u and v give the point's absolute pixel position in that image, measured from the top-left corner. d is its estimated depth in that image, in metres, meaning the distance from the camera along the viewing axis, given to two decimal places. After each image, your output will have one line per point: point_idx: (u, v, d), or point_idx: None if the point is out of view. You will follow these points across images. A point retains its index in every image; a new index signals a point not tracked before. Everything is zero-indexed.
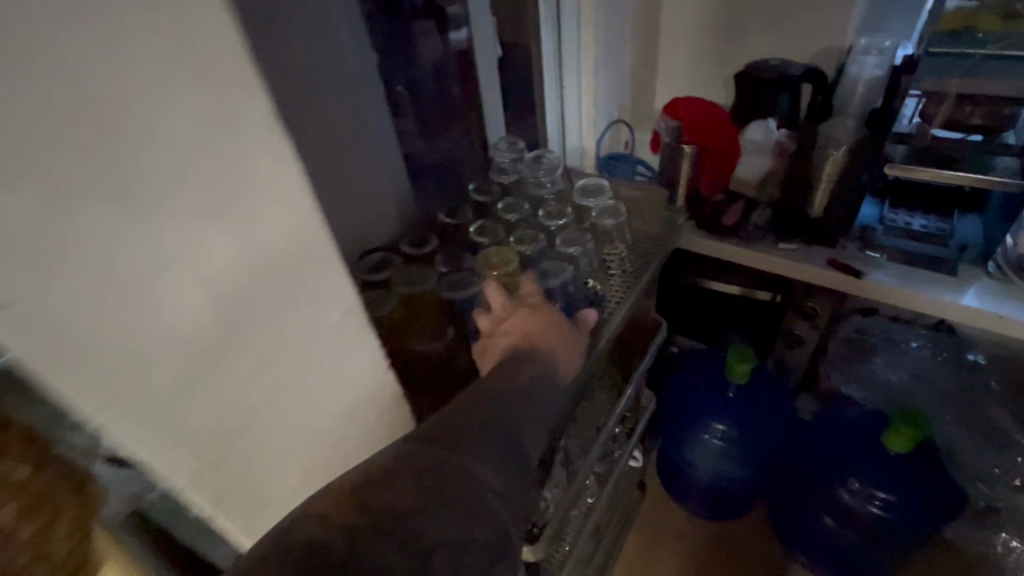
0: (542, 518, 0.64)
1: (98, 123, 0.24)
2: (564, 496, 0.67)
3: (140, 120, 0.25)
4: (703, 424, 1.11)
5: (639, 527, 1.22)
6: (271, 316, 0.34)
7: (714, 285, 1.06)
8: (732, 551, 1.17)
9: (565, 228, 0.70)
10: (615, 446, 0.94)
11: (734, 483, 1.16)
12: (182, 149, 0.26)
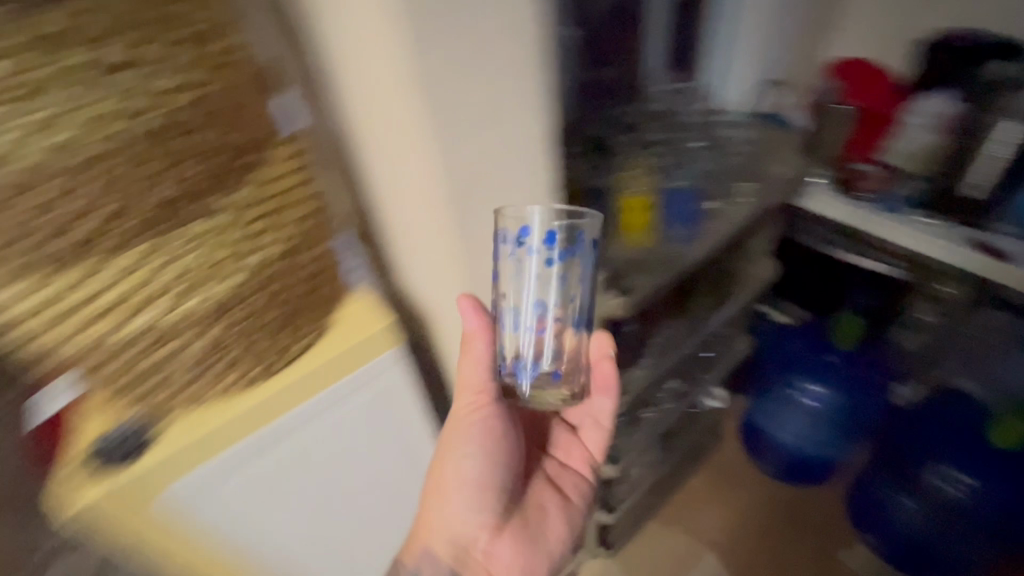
0: (627, 384, 0.78)
1: None
2: (653, 371, 0.80)
3: None
4: (798, 384, 1.16)
5: (709, 471, 1.32)
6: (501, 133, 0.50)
7: (838, 252, 1.11)
8: (795, 511, 1.23)
9: (700, 153, 0.82)
10: (701, 372, 1.02)
11: (814, 452, 1.20)
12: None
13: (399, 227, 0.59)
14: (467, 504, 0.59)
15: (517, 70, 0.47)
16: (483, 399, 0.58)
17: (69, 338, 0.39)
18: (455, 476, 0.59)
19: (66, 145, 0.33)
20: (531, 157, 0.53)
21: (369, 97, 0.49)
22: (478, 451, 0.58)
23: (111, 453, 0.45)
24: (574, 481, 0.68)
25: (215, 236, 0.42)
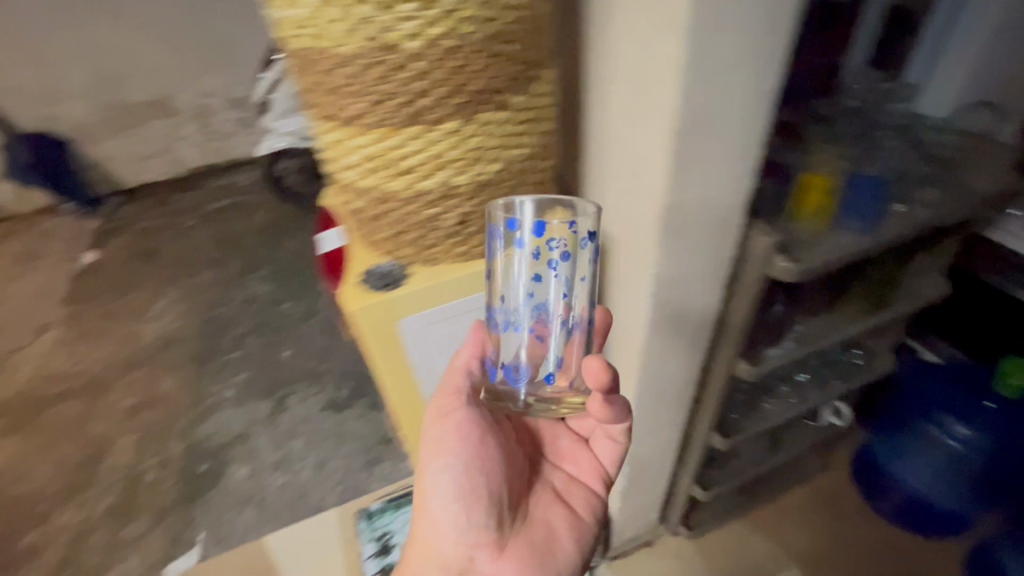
0: (763, 360, 0.81)
1: None
2: (785, 355, 0.82)
3: None
4: (941, 421, 1.16)
5: (813, 490, 1.31)
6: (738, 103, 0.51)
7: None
8: (904, 557, 1.20)
9: (894, 144, 0.84)
10: (834, 379, 1.01)
11: (944, 502, 1.19)
12: None
13: (614, 172, 0.64)
14: (459, 518, 0.66)
15: (772, 42, 0.48)
16: (454, 403, 0.67)
17: (381, 185, 0.55)
18: (440, 493, 0.67)
19: (419, 44, 0.46)
20: (756, 133, 0.54)
21: (629, 49, 0.53)
22: (458, 463, 0.66)
23: (374, 279, 0.63)
24: (582, 497, 0.75)
25: (489, 130, 0.52)
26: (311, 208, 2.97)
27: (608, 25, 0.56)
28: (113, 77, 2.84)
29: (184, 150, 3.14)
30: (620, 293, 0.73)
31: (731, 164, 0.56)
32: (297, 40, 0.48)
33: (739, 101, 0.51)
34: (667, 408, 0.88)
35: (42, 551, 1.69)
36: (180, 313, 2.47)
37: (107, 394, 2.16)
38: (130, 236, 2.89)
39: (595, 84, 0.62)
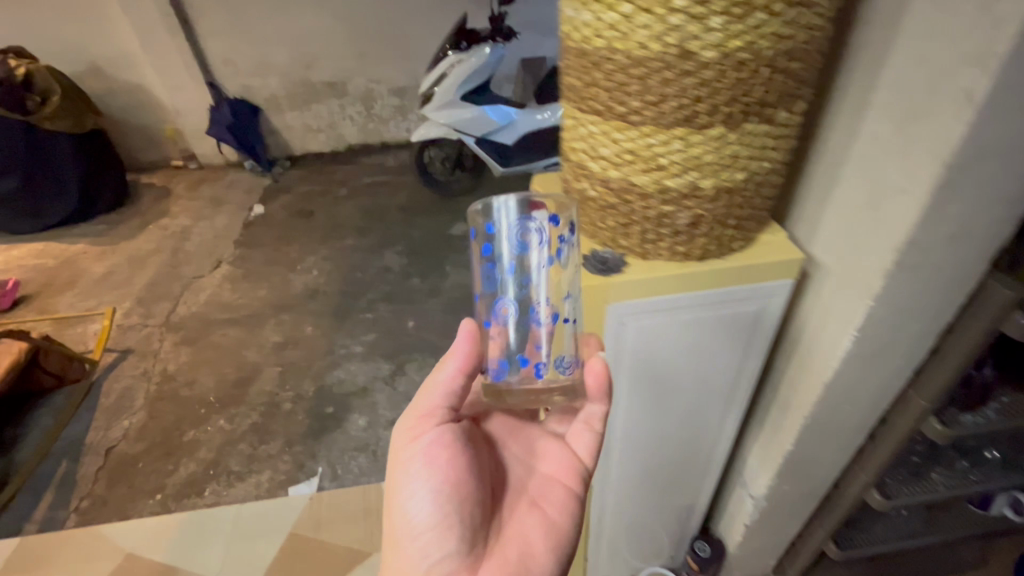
0: (957, 426, 0.75)
1: None
2: (984, 426, 0.75)
3: None
4: None
5: None
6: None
7: None
8: None
9: None
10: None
11: None
12: None
13: (844, 198, 0.63)
14: (430, 550, 0.61)
15: None
16: (427, 425, 0.65)
17: (627, 176, 0.58)
18: (408, 526, 0.62)
19: (718, 51, 0.46)
20: None
21: (907, 75, 0.52)
22: (426, 488, 0.62)
23: (593, 262, 0.64)
24: (557, 497, 0.69)
25: (749, 142, 0.53)
26: (447, 196, 3.19)
27: (879, 52, 0.55)
28: (306, 58, 3.24)
29: (347, 128, 3.51)
30: (819, 324, 0.70)
31: (1000, 205, 0.53)
32: (592, 38, 0.52)
33: None
34: (827, 451, 0.84)
35: (199, 448, 1.98)
36: (326, 271, 2.76)
37: (261, 328, 2.46)
38: (294, 197, 3.29)
39: (842, 108, 0.61)
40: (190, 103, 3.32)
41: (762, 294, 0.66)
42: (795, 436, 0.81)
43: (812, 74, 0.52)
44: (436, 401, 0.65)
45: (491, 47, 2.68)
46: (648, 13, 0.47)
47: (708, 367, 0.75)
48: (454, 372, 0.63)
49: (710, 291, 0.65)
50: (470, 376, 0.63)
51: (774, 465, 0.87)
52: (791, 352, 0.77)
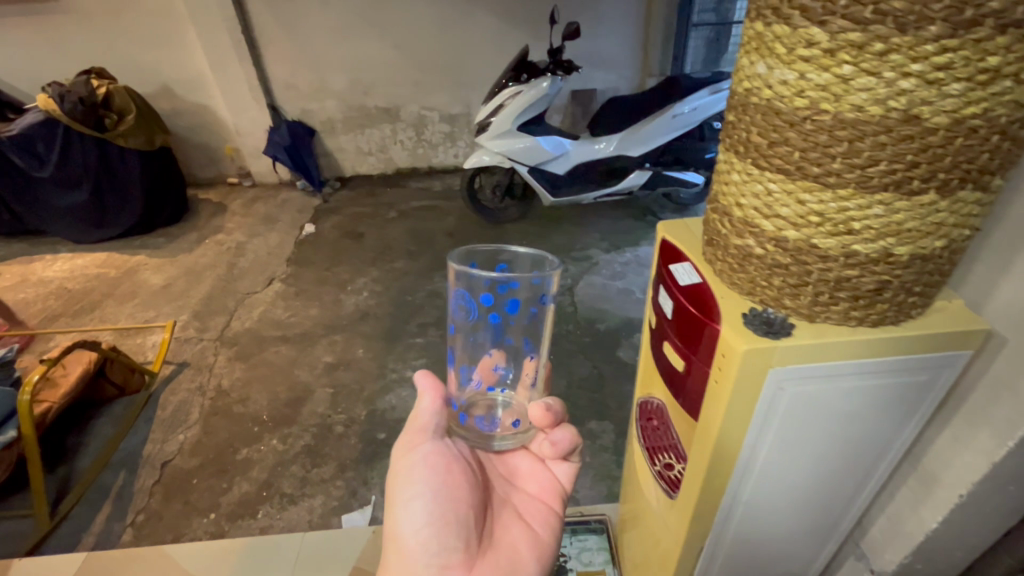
0: None
1: None
2: None
3: None
4: None
5: None
6: None
7: None
8: None
9: None
10: None
11: None
12: None
13: None
14: (429, 545, 0.73)
15: None
16: (421, 439, 0.79)
17: (808, 238, 0.55)
18: (411, 525, 0.75)
19: (950, 118, 0.44)
20: None
21: None
22: (425, 492, 0.76)
23: (755, 323, 0.61)
24: (540, 512, 0.84)
25: (955, 209, 0.50)
26: (497, 223, 3.18)
27: None
28: (364, 84, 3.33)
29: (399, 153, 3.58)
30: (988, 397, 0.65)
31: None
32: (794, 97, 0.49)
33: None
34: (975, 531, 0.77)
35: (252, 468, 1.96)
36: (376, 292, 2.75)
37: (313, 348, 2.46)
38: (345, 218, 3.33)
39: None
40: (252, 125, 3.43)
41: (934, 363, 0.62)
42: (943, 514, 0.74)
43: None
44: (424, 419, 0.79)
45: (551, 81, 2.72)
46: (875, 76, 0.44)
47: (852, 434, 0.70)
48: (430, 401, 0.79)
49: (882, 358, 0.60)
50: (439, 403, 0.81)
51: (909, 542, 0.81)
52: (945, 423, 0.72)
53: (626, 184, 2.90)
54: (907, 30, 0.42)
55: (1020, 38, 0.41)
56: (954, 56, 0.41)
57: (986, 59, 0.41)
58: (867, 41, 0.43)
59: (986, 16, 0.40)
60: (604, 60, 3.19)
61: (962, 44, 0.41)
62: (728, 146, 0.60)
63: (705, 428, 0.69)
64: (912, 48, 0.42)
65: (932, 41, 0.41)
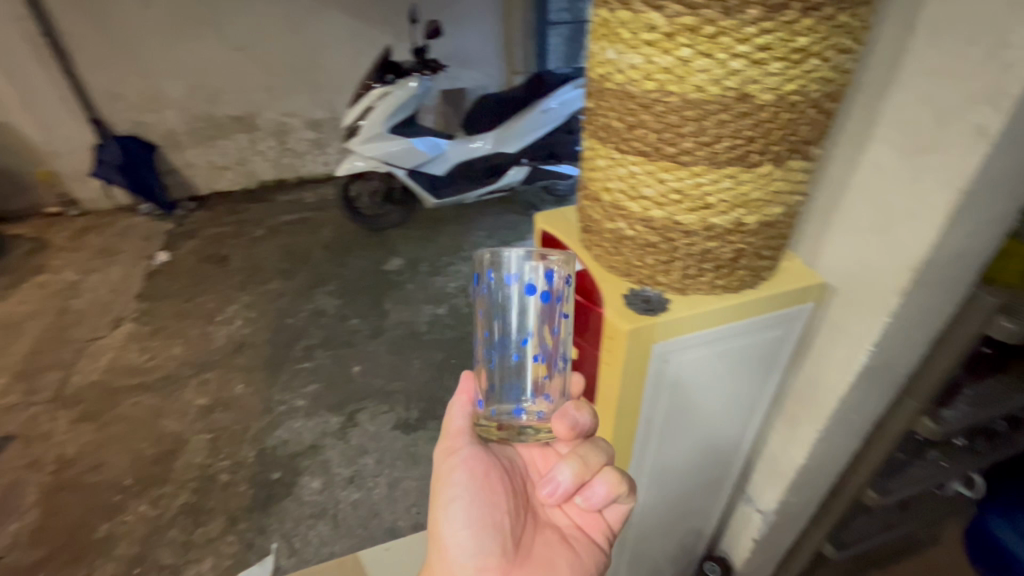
0: (947, 420, 0.82)
1: None
2: (965, 420, 0.82)
3: None
4: None
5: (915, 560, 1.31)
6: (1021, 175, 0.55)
7: None
8: None
9: None
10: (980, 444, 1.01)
11: None
12: None
13: (849, 226, 0.67)
14: (464, 545, 0.65)
15: None
16: (461, 441, 0.70)
17: (672, 216, 0.57)
18: (448, 521, 0.67)
19: (774, 94, 0.48)
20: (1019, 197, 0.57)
21: (910, 113, 0.57)
22: (465, 492, 0.67)
23: (635, 302, 0.63)
24: (586, 546, 0.69)
25: (789, 178, 0.55)
26: (379, 230, 3.06)
27: (880, 92, 0.60)
28: (209, 90, 2.99)
29: (260, 164, 3.27)
30: (829, 341, 0.74)
31: (990, 227, 0.59)
32: (642, 81, 0.51)
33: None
34: (834, 459, 0.89)
35: (117, 545, 1.67)
36: (251, 319, 2.49)
37: (181, 392, 2.15)
38: (203, 240, 2.96)
39: (840, 142, 0.66)
40: (71, 143, 2.91)
41: (785, 317, 0.69)
42: (807, 450, 0.84)
43: None
44: (465, 422, 0.70)
45: (418, 81, 2.67)
46: (710, 58, 0.47)
47: (732, 391, 0.76)
48: (465, 402, 0.70)
49: (745, 319, 0.66)
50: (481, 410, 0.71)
51: (785, 479, 0.91)
52: (801, 370, 0.81)
53: (506, 181, 2.94)
54: (730, 14, 0.44)
55: (820, 20, 0.45)
56: (770, 37, 0.45)
57: (797, 39, 0.45)
58: (699, 24, 0.46)
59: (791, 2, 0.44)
60: (469, 58, 3.19)
61: (775, 25, 0.44)
62: (591, 133, 0.61)
63: (602, 410, 0.71)
64: (736, 31, 0.45)
65: (752, 24, 0.44)
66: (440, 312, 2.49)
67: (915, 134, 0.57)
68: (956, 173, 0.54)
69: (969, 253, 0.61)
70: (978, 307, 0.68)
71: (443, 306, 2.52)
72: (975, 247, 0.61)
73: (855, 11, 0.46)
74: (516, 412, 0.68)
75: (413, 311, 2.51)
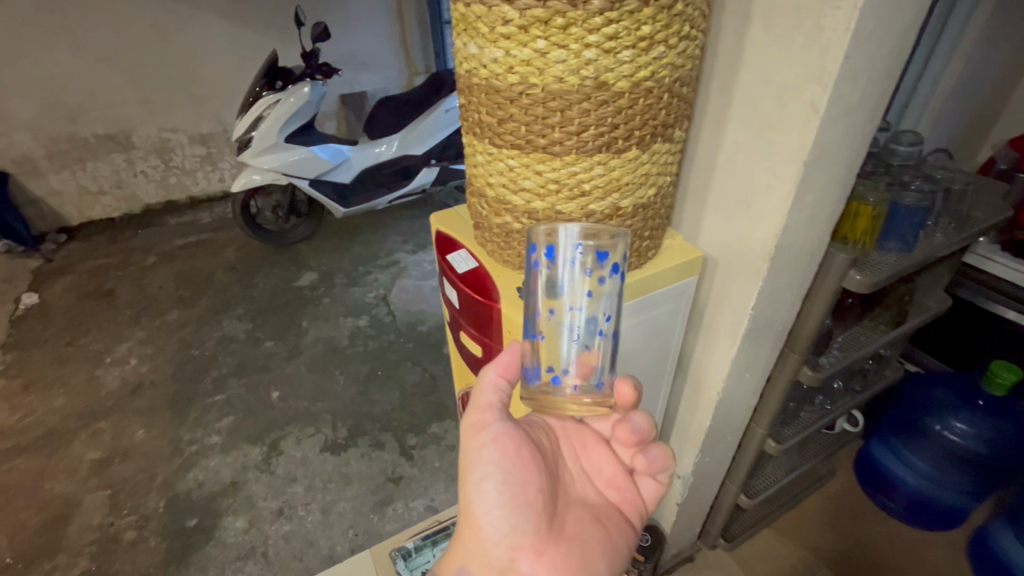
0: (821, 367, 0.91)
1: (890, 17, 0.52)
2: (838, 363, 0.92)
3: (899, 22, 0.53)
4: (944, 419, 1.28)
5: (821, 495, 1.44)
6: (850, 144, 0.61)
7: (986, 304, 1.24)
8: (908, 548, 1.33)
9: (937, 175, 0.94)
10: (856, 382, 1.15)
11: (948, 495, 1.33)
12: (896, 37, 0.54)
13: (719, 200, 0.72)
14: (499, 526, 0.58)
15: (883, 91, 0.58)
16: (489, 416, 0.61)
17: (554, 205, 0.58)
18: (481, 500, 0.59)
19: (629, 81, 0.50)
20: (852, 163, 0.64)
21: (756, 93, 0.62)
22: (499, 472, 0.59)
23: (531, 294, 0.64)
24: (615, 523, 0.67)
25: (655, 161, 0.58)
26: (287, 245, 2.89)
27: (730, 75, 0.65)
28: (68, 108, 2.66)
29: (141, 186, 2.96)
30: (716, 310, 0.80)
31: (833, 191, 0.66)
32: (505, 74, 0.51)
33: (854, 135, 0.61)
34: (736, 416, 0.95)
35: None
36: (147, 356, 2.26)
37: (69, 448, 1.91)
38: (81, 275, 2.65)
39: (703, 124, 0.71)
40: None
41: (674, 291, 0.73)
42: (710, 412, 0.90)
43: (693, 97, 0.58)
44: (497, 395, 0.61)
45: (312, 86, 2.50)
46: (565, 46, 0.48)
47: (638, 366, 0.79)
48: (494, 376, 0.61)
49: (636, 299, 0.69)
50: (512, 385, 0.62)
51: (695, 442, 0.96)
52: (696, 339, 0.86)
53: (418, 183, 2.87)
54: (577, 5, 0.46)
55: (659, 9, 0.47)
56: (617, 25, 0.47)
57: (642, 27, 0.47)
58: (549, 16, 0.46)
59: None
60: (366, 61, 3.09)
61: (619, 15, 0.46)
62: (467, 129, 0.61)
63: None
64: (583, 21, 0.46)
65: (598, 15, 0.46)
66: (362, 324, 2.40)
67: (762, 112, 0.62)
68: (798, 146, 0.59)
69: (819, 216, 0.67)
70: (833, 264, 0.77)
71: (364, 317, 2.43)
72: (823, 211, 0.67)
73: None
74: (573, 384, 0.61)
75: (332, 326, 2.39)
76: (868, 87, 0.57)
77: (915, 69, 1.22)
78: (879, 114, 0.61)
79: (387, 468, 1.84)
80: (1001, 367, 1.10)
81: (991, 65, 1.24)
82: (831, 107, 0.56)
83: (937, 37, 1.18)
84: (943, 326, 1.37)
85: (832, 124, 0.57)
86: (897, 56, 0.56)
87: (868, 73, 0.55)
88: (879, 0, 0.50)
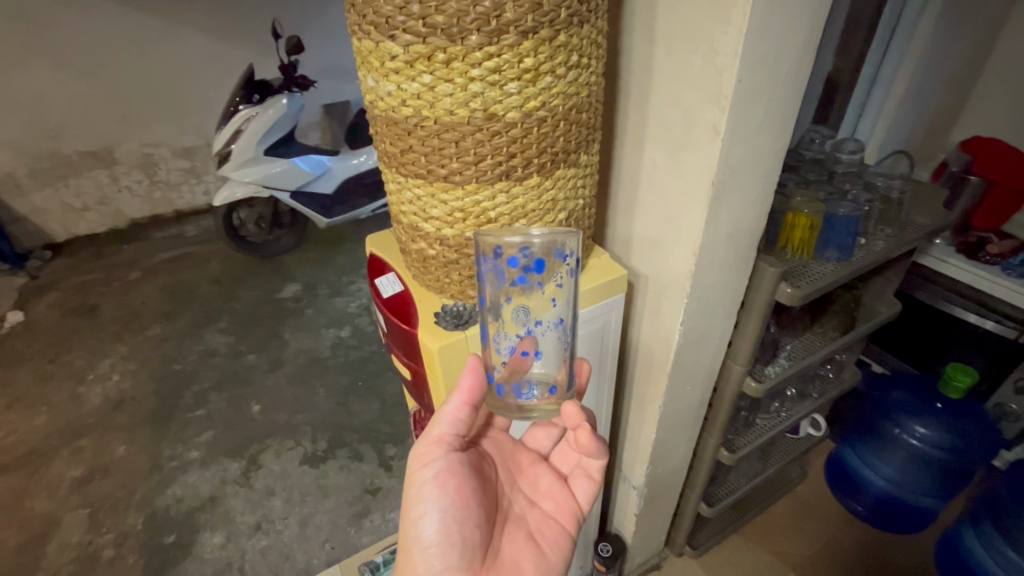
0: (765, 377, 0.91)
1: (784, 37, 0.52)
2: (784, 372, 0.92)
3: (792, 41, 0.53)
4: (904, 424, 1.29)
5: (791, 500, 1.43)
6: (761, 160, 0.61)
7: (944, 305, 1.24)
8: (875, 551, 1.32)
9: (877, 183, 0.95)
10: (814, 386, 1.15)
11: (915, 499, 1.33)
12: (792, 55, 0.54)
13: (644, 217, 0.72)
14: (433, 563, 0.61)
15: (789, 109, 0.59)
16: (437, 451, 0.62)
17: (463, 232, 0.59)
18: (418, 536, 0.61)
19: (519, 110, 0.50)
20: (769, 178, 0.64)
21: (666, 112, 0.62)
22: (438, 510, 0.61)
23: (447, 319, 0.64)
24: (552, 543, 0.71)
25: (562, 186, 0.58)
26: (270, 257, 2.89)
27: (644, 92, 0.65)
28: (48, 125, 2.65)
29: (125, 201, 2.94)
30: (649, 325, 0.80)
31: (752, 207, 0.66)
32: (400, 107, 0.52)
33: (764, 151, 0.61)
34: (683, 427, 0.95)
35: None
36: (130, 372, 2.26)
37: (49, 466, 1.91)
38: (65, 291, 2.65)
39: (626, 142, 0.71)
40: None
41: (602, 309, 0.73)
42: (655, 424, 0.90)
43: (597, 120, 0.59)
44: (451, 430, 0.62)
45: (290, 98, 2.49)
46: (450, 76, 0.48)
47: None
48: (458, 406, 0.60)
49: None
50: (477, 408, 0.62)
51: (645, 455, 0.96)
52: (637, 353, 0.86)
53: None
54: (455, 41, 0.46)
55: (541, 41, 0.48)
56: (499, 56, 0.47)
57: (525, 58, 0.48)
58: (430, 51, 0.47)
59: (506, 25, 0.46)
60: (347, 70, 3.08)
61: (501, 47, 0.47)
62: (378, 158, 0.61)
63: None
64: (465, 53, 0.47)
65: (480, 48, 0.46)
66: (344, 335, 2.40)
67: (673, 130, 0.62)
68: (706, 166, 0.59)
69: (740, 230, 0.68)
70: (762, 277, 0.77)
71: (346, 327, 2.43)
72: (744, 225, 0.68)
73: (576, 28, 0.49)
74: (550, 390, 0.61)
75: (314, 337, 2.39)
76: (772, 104, 0.57)
77: (869, 73, 1.23)
78: (790, 129, 0.61)
79: (365, 481, 1.84)
80: (958, 370, 1.11)
81: (945, 69, 1.25)
82: (733, 127, 0.56)
83: (887, 42, 1.19)
84: (903, 327, 1.37)
85: (737, 142, 0.58)
86: (800, 75, 0.56)
87: (767, 92, 0.55)
88: (767, 23, 0.50)
